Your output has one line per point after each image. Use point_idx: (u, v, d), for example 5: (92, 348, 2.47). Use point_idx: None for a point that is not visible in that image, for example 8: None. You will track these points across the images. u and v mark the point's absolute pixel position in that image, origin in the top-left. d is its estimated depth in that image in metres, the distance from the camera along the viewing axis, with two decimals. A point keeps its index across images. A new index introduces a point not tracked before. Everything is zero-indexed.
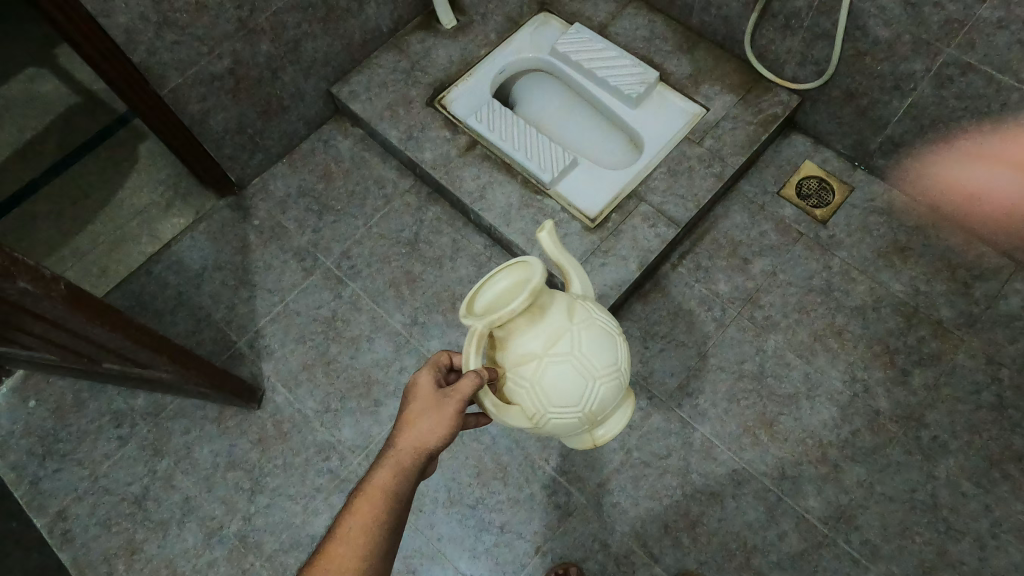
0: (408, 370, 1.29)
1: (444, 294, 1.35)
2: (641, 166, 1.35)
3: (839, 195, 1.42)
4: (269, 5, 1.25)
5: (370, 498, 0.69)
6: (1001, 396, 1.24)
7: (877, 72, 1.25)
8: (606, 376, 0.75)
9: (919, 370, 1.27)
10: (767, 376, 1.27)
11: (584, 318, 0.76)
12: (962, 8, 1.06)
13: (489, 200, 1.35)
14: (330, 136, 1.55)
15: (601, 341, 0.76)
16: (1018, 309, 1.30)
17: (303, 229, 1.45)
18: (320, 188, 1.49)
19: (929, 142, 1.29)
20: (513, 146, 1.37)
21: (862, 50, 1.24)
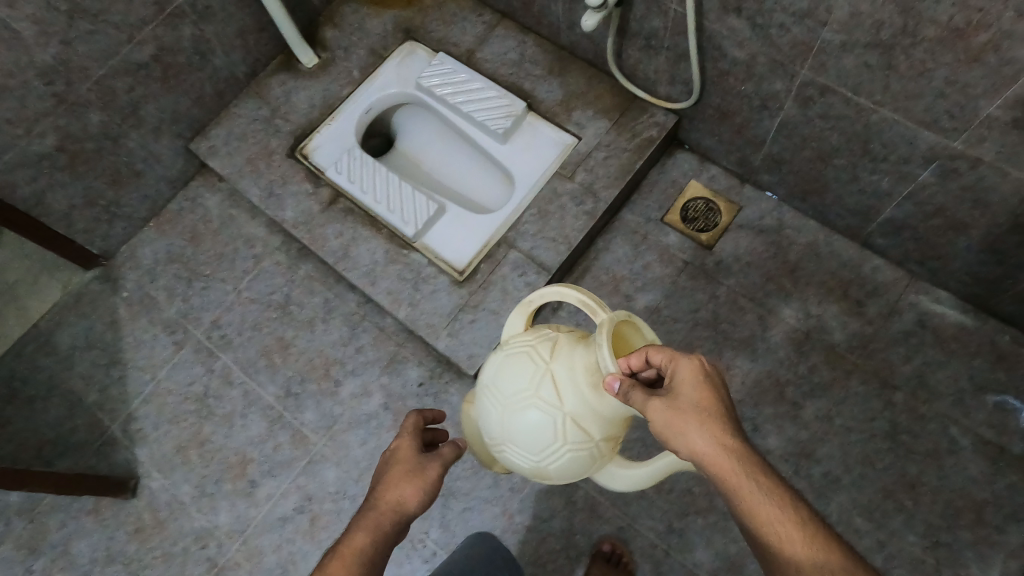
0: (282, 448, 1.28)
1: (317, 360, 1.33)
2: (510, 208, 1.31)
3: (726, 216, 1.36)
4: (88, 75, 1.17)
5: (348, 559, 0.65)
6: (895, 422, 1.19)
7: (742, 92, 1.19)
8: (506, 421, 0.83)
9: (811, 401, 1.21)
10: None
11: (563, 432, 0.79)
12: (805, 30, 0.99)
13: (354, 258, 1.30)
14: (197, 193, 1.47)
15: (533, 435, 0.81)
16: (911, 324, 1.25)
17: (172, 299, 1.41)
18: (188, 253, 1.43)
19: (806, 158, 1.22)
20: (376, 198, 1.32)
21: (724, 70, 1.17)
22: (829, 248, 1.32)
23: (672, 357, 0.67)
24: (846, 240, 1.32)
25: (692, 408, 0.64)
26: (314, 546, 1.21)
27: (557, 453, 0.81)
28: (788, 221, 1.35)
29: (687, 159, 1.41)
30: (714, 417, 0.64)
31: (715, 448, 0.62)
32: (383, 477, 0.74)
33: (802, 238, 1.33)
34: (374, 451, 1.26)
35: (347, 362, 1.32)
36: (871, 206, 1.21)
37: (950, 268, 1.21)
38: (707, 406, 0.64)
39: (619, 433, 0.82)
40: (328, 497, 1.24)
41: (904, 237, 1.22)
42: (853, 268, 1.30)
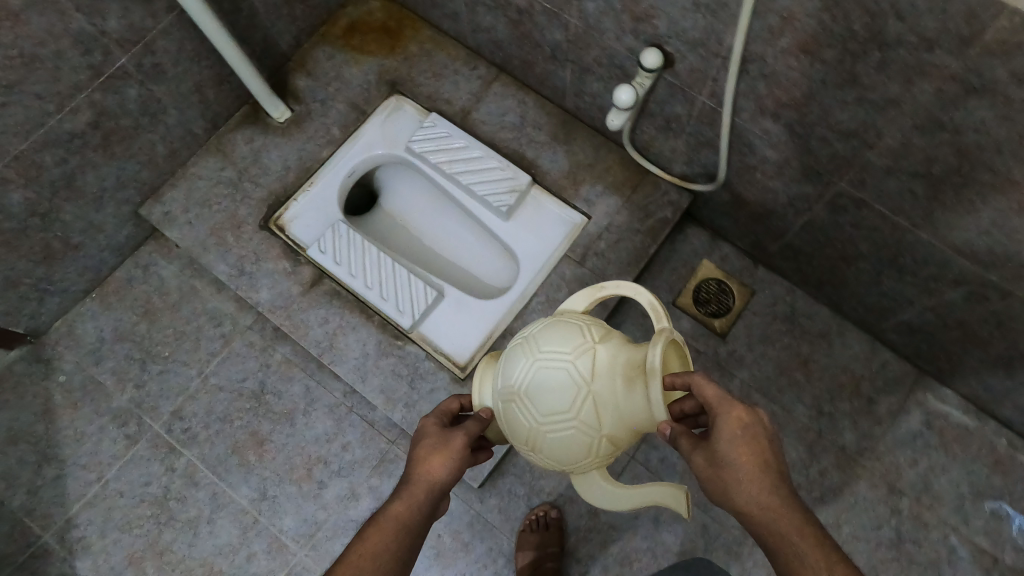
0: (257, 558, 1.17)
1: (298, 459, 1.20)
2: (515, 296, 1.20)
3: (739, 300, 1.29)
4: (5, 150, 1.02)
5: (386, 526, 0.71)
6: (900, 529, 1.18)
7: (768, 190, 1.11)
8: (528, 370, 0.76)
9: (820, 508, 1.20)
10: (663, 529, 1.18)
11: (580, 405, 0.73)
12: (849, 148, 0.92)
13: (341, 349, 1.18)
14: (149, 260, 1.34)
15: (550, 397, 0.74)
16: (918, 427, 1.24)
17: (122, 384, 1.26)
18: (141, 329, 1.29)
19: (828, 257, 1.16)
20: (366, 283, 1.20)
21: (749, 165, 1.09)
22: (841, 339, 1.28)
23: (716, 400, 0.68)
24: (859, 331, 1.28)
25: (733, 459, 0.67)
26: None
27: (561, 425, 0.74)
28: (801, 308, 1.29)
29: (700, 236, 1.33)
30: (754, 471, 0.66)
31: (756, 497, 0.66)
32: (415, 447, 0.77)
33: (814, 327, 1.28)
34: None
35: (331, 461, 1.20)
36: (889, 308, 1.18)
37: (958, 371, 1.20)
38: (751, 458, 0.66)
39: (624, 443, 0.77)
40: None
41: (919, 338, 1.19)
42: (865, 362, 1.27)
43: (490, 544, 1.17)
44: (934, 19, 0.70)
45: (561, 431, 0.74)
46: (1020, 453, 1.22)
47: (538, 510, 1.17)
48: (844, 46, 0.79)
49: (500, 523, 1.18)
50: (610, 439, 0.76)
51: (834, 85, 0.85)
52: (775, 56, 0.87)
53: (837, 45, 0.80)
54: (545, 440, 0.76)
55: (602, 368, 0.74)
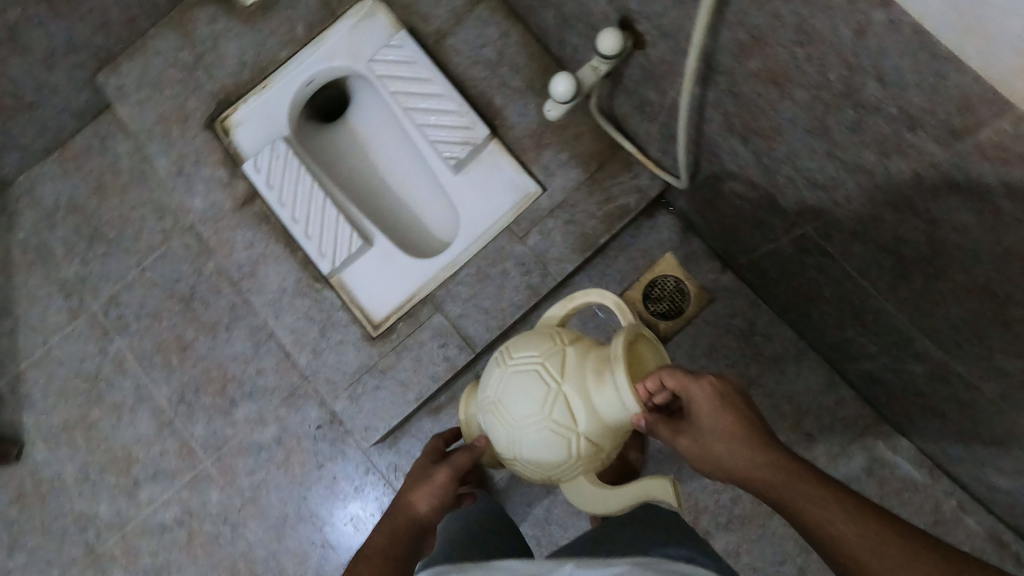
0: (168, 455, 1.24)
1: (215, 374, 1.24)
2: (446, 260, 1.10)
3: (694, 304, 1.14)
4: None
5: (370, 559, 0.65)
6: (805, 569, 1.07)
7: (737, 206, 0.94)
8: (503, 377, 0.80)
9: (723, 534, 1.08)
10: (551, 523, 1.10)
11: (552, 404, 0.76)
12: (817, 200, 0.76)
13: (260, 278, 1.15)
14: (107, 132, 1.33)
15: (523, 398, 0.77)
16: (853, 473, 1.13)
17: (71, 256, 1.31)
18: (92, 204, 1.31)
19: (795, 290, 1.01)
20: (293, 215, 1.13)
21: (717, 175, 0.92)
22: (796, 368, 1.14)
23: (680, 378, 0.69)
24: (819, 362, 1.15)
25: (717, 432, 0.67)
26: (189, 560, 1.21)
27: (535, 427, 0.77)
28: (761, 325, 1.14)
29: (666, 224, 1.15)
30: (736, 433, 0.66)
31: (749, 461, 0.65)
32: (399, 488, 0.76)
33: (772, 349, 1.14)
34: (259, 484, 1.20)
35: (245, 383, 1.22)
36: (850, 352, 1.03)
37: (914, 424, 1.06)
38: (731, 426, 0.66)
39: (603, 442, 0.78)
40: (209, 518, 1.21)
41: (879, 388, 1.05)
42: (816, 396, 1.14)
43: (381, 498, 1.16)
44: (922, 95, 0.52)
45: (537, 431, 0.77)
46: (967, 516, 1.11)
47: None
48: (817, 92, 0.62)
49: (392, 479, 1.15)
50: (589, 437, 0.77)
51: (804, 130, 0.68)
52: (744, 76, 0.70)
53: (810, 90, 0.63)
54: (524, 444, 0.78)
55: (569, 370, 0.77)
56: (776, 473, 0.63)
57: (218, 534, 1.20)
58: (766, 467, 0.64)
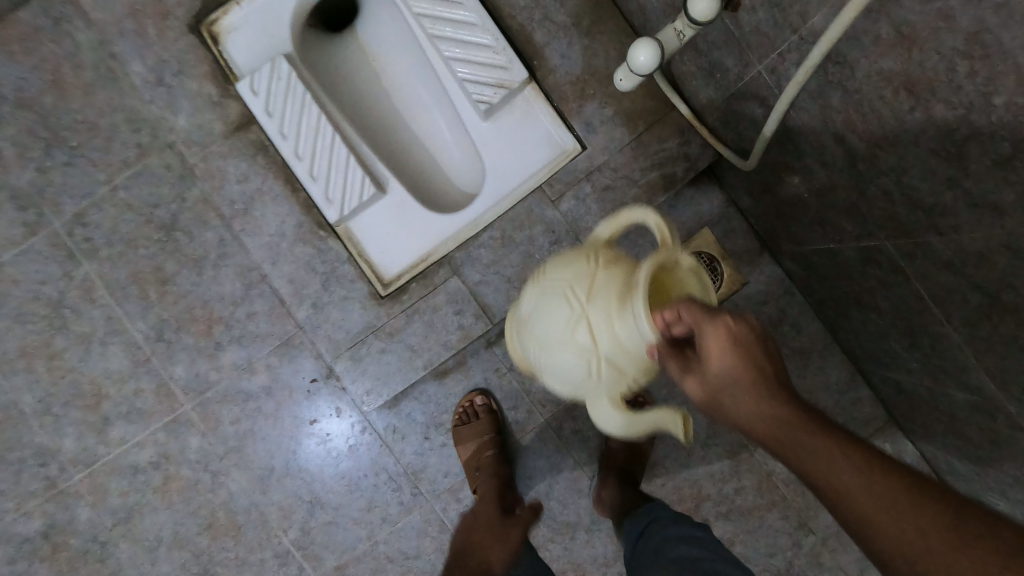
0: (145, 395, 1.15)
1: (199, 312, 1.14)
2: (467, 219, 1.01)
3: (726, 287, 1.06)
4: None
5: None
6: (792, 563, 1.08)
7: (803, 199, 0.85)
8: (533, 293, 0.64)
9: (720, 522, 1.08)
10: (551, 497, 1.08)
11: (573, 329, 0.59)
12: (914, 222, 0.67)
13: (255, 218, 1.05)
14: (62, 13, 1.07)
15: (545, 319, 0.61)
16: None
17: (22, 161, 1.10)
18: (47, 101, 1.09)
19: (843, 292, 0.94)
20: (297, 151, 1.00)
21: (789, 166, 0.83)
22: (820, 363, 1.09)
23: (695, 316, 0.50)
24: (845, 358, 1.08)
25: (724, 381, 0.49)
26: (165, 503, 1.16)
27: (556, 354, 0.61)
28: (791, 316, 1.08)
29: (716, 196, 1.06)
30: (750, 380, 0.48)
31: (756, 413, 0.48)
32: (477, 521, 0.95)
33: (799, 341, 1.08)
34: (244, 434, 1.15)
35: (233, 326, 1.13)
36: (883, 361, 0.97)
37: (931, 443, 1.00)
38: (745, 371, 0.49)
39: (628, 367, 0.58)
40: (188, 463, 1.16)
41: (902, 398, 0.99)
42: (836, 392, 1.09)
43: (376, 458, 1.11)
44: None
45: (559, 359, 0.61)
46: None
47: (464, 401, 1.06)
48: (964, 115, 0.53)
49: (390, 441, 1.10)
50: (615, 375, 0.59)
51: (929, 150, 0.59)
52: (868, 74, 0.60)
53: (958, 111, 0.53)
54: (549, 371, 0.63)
55: (598, 289, 0.58)
56: (791, 428, 0.47)
57: (198, 480, 1.16)
58: (779, 422, 0.48)
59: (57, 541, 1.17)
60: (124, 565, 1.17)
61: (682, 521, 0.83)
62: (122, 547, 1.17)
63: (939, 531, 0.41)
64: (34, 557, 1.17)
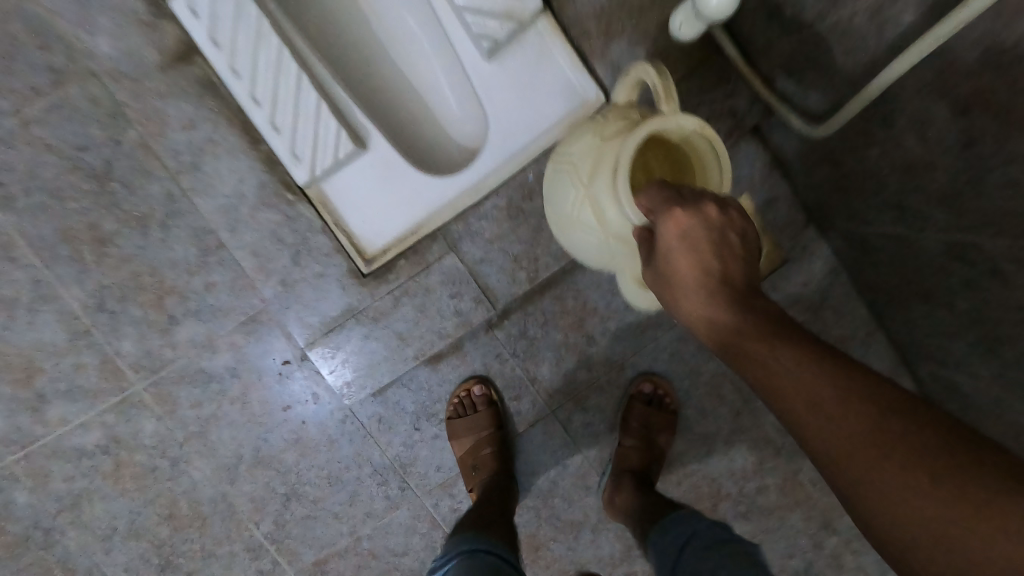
0: (87, 371, 1.00)
1: (148, 281, 0.97)
2: (463, 183, 0.84)
3: (766, 264, 0.95)
4: None
5: None
6: (812, 566, 1.00)
7: (880, 175, 0.71)
8: (551, 174, 0.60)
9: (739, 522, 0.99)
10: (556, 495, 0.97)
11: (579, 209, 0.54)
12: None
13: (207, 175, 0.90)
14: None
15: (558, 200, 0.57)
16: None
17: None
18: None
19: (907, 284, 0.80)
20: (255, 95, 0.83)
21: (870, 134, 0.68)
22: (860, 351, 0.98)
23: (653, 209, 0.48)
24: (888, 348, 0.97)
25: (678, 272, 0.48)
26: (119, 492, 1.03)
27: (574, 234, 0.56)
28: (834, 300, 0.96)
29: (759, 156, 0.91)
30: (698, 271, 0.48)
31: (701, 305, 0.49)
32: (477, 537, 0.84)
33: (838, 328, 0.97)
34: (206, 420, 1.01)
35: (190, 298, 0.98)
36: (940, 362, 0.83)
37: None
38: (695, 263, 0.48)
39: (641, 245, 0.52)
40: (143, 449, 1.02)
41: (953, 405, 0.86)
42: None
43: (359, 450, 0.98)
44: None
45: (579, 239, 0.56)
46: None
47: (460, 390, 0.93)
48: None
49: (375, 432, 0.97)
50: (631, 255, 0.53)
51: None
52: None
53: None
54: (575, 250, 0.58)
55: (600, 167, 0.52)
56: (738, 328, 0.47)
57: (157, 467, 1.03)
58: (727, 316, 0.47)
59: None
60: (75, 556, 1.05)
61: (733, 563, 0.66)
62: (68, 536, 1.04)
63: (868, 433, 0.39)
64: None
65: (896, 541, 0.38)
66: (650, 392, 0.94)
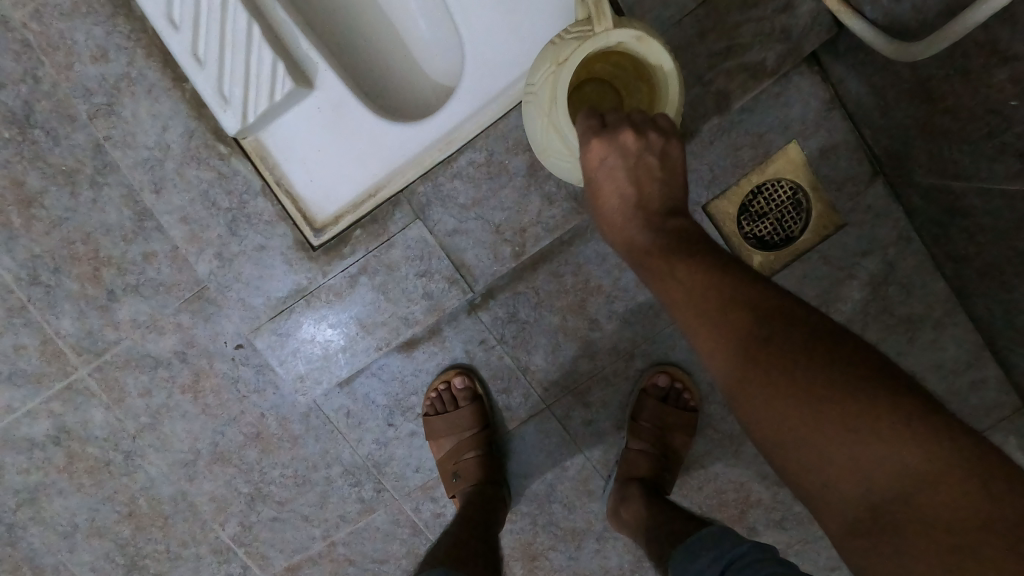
0: (28, 354, 0.88)
1: (80, 250, 0.83)
2: (433, 129, 0.68)
3: (808, 235, 0.76)
4: None
5: None
6: None
7: (1004, 105, 0.52)
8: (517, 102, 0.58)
9: (772, 534, 0.84)
10: (554, 500, 0.83)
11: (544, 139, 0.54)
12: None
13: (127, 123, 0.75)
14: None
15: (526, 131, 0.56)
16: None
17: None
18: None
19: (1015, 256, 0.60)
20: (173, 17, 0.67)
21: (1004, 46, 0.49)
22: (935, 338, 0.78)
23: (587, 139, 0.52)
24: (972, 335, 0.77)
25: (604, 191, 0.54)
26: (72, 486, 0.92)
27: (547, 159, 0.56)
28: (903, 273, 0.77)
29: (815, 91, 0.72)
30: (625, 192, 0.54)
31: (624, 226, 0.54)
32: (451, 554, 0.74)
33: (909, 308, 0.77)
34: (158, 410, 0.88)
35: (129, 271, 0.83)
36: None
37: None
38: (622, 185, 0.53)
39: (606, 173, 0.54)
40: (94, 441, 0.91)
41: None
42: (949, 381, 0.79)
43: (327, 447, 0.85)
44: None
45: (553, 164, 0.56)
46: None
47: (437, 384, 0.79)
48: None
49: (345, 427, 0.83)
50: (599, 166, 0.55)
51: None
52: None
53: None
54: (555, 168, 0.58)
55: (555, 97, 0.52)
56: (653, 252, 0.52)
57: (110, 462, 0.91)
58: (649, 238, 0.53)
59: None
60: (37, 552, 0.96)
61: None
62: (31, 532, 0.95)
63: (761, 354, 0.42)
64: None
65: (778, 449, 0.42)
66: (666, 386, 0.78)
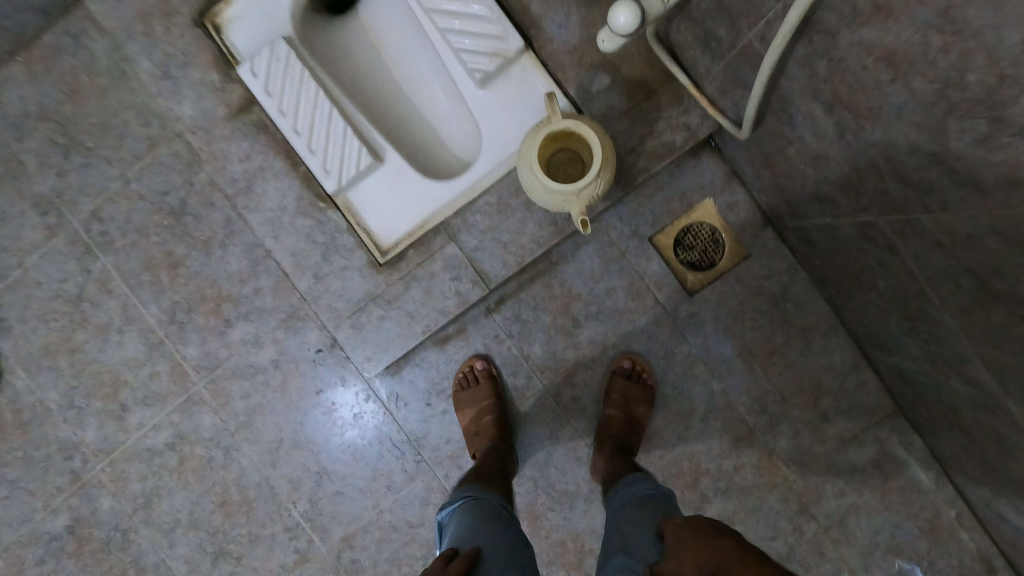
0: (160, 378, 1.17)
1: (208, 292, 1.14)
2: (462, 186, 1.03)
3: (727, 259, 1.07)
4: None
5: None
6: (794, 548, 1.07)
7: (800, 171, 0.88)
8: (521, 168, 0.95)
9: (721, 499, 1.08)
10: (551, 465, 1.08)
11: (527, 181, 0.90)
12: (904, 198, 0.70)
13: (258, 195, 1.10)
14: (81, 29, 1.12)
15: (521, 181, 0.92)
16: (862, 461, 1.06)
17: (44, 169, 1.14)
18: (67, 111, 1.13)
19: (843, 271, 0.93)
20: (296, 126, 1.04)
21: (785, 136, 0.86)
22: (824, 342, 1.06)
23: None
24: (849, 338, 1.06)
25: None
26: (180, 484, 1.18)
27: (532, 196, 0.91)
28: (795, 291, 1.07)
29: (716, 164, 1.07)
30: None
31: None
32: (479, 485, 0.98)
33: (804, 317, 1.06)
34: (253, 409, 1.16)
35: (242, 303, 1.14)
36: (883, 341, 0.94)
37: (934, 430, 0.98)
38: None
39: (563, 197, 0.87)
40: (201, 442, 1.17)
41: (905, 383, 0.97)
42: (841, 373, 1.06)
43: (381, 424, 1.13)
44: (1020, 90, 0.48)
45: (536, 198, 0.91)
46: (962, 532, 1.03)
47: (464, 366, 1.08)
48: (941, 88, 0.56)
49: (393, 407, 1.12)
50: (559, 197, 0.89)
51: (910, 123, 0.62)
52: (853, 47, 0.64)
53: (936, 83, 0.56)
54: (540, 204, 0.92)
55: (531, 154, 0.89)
56: None
57: (210, 457, 1.17)
58: None
59: (82, 534, 1.19)
60: (145, 552, 1.19)
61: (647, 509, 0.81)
62: (142, 535, 1.19)
63: None
64: (61, 554, 1.19)
65: None
66: (629, 368, 1.06)
